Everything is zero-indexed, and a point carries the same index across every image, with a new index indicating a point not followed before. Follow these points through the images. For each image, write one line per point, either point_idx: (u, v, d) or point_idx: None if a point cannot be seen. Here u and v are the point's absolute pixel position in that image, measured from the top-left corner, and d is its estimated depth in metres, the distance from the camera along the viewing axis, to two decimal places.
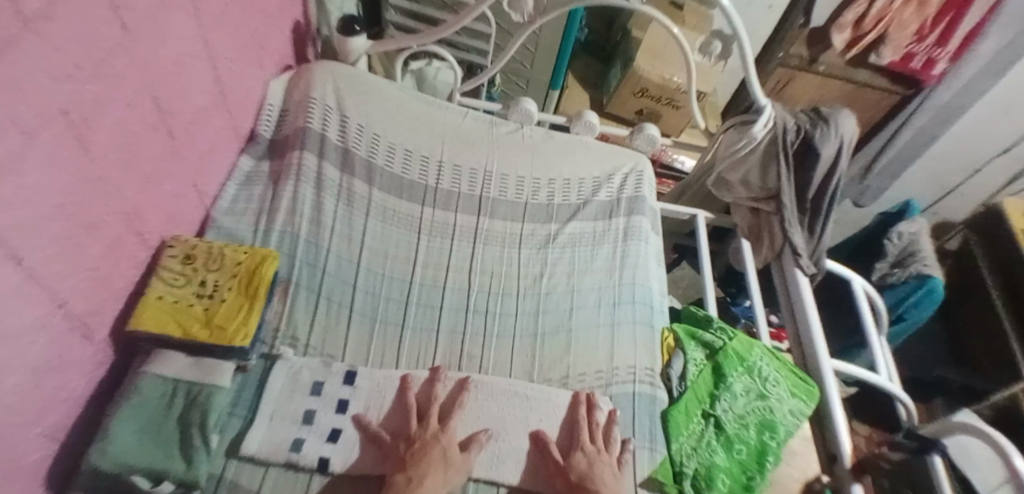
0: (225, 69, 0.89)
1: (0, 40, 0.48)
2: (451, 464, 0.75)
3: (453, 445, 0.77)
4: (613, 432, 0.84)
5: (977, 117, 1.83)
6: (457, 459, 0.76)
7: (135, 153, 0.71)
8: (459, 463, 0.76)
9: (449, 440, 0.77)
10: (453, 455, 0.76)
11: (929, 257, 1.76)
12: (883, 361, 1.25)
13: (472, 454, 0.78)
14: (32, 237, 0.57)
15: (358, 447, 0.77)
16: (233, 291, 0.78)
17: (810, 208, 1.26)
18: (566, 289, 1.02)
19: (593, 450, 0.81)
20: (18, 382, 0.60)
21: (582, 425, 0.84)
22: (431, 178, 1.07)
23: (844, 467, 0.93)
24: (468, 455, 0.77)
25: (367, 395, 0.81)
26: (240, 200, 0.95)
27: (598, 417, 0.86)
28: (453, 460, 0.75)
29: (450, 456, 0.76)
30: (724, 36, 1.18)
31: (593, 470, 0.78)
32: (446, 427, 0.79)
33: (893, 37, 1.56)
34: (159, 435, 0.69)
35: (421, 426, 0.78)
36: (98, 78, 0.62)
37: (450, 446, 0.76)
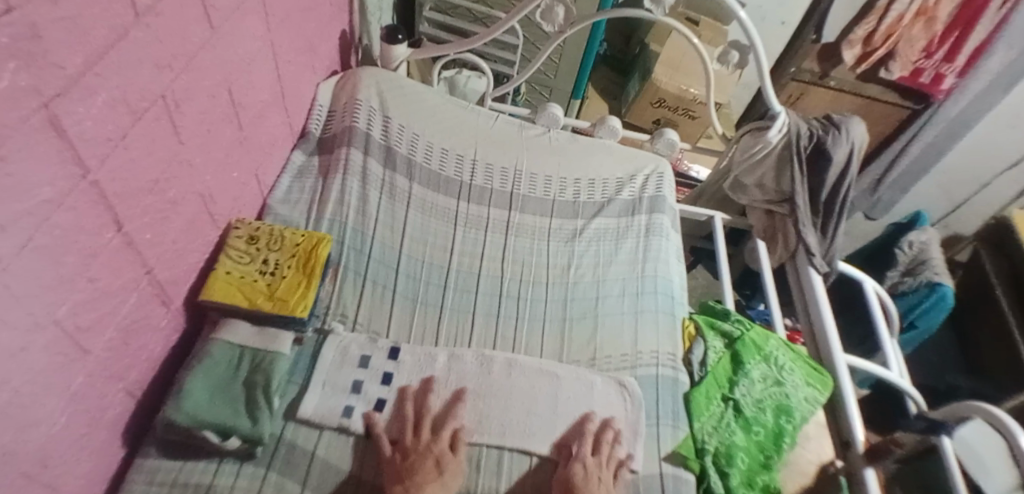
0: (285, 70, 0.98)
1: (118, 29, 0.56)
2: (444, 471, 0.77)
3: (450, 438, 0.81)
4: (615, 450, 0.85)
5: (986, 130, 1.88)
6: (449, 476, 0.77)
7: (212, 140, 0.80)
8: (455, 467, 0.78)
9: (444, 447, 0.80)
10: (445, 464, 0.78)
11: (939, 265, 1.79)
12: (894, 359, 1.29)
13: (459, 452, 0.80)
14: (130, 206, 0.65)
15: (352, 452, 0.80)
16: (292, 269, 0.86)
17: (822, 209, 1.32)
18: (592, 279, 1.08)
19: (594, 466, 0.82)
20: (110, 338, 0.67)
21: (585, 440, 0.85)
22: (466, 175, 1.15)
23: (856, 452, 0.98)
24: (457, 457, 0.80)
25: (407, 369, 0.88)
26: (294, 190, 1.03)
27: (607, 434, 0.86)
28: (446, 462, 0.78)
29: (444, 469, 0.77)
30: (741, 46, 1.24)
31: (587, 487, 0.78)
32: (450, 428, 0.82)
33: (903, 53, 1.63)
34: (227, 395, 0.76)
35: (410, 446, 0.79)
36: (188, 71, 0.70)
37: (443, 454, 0.79)
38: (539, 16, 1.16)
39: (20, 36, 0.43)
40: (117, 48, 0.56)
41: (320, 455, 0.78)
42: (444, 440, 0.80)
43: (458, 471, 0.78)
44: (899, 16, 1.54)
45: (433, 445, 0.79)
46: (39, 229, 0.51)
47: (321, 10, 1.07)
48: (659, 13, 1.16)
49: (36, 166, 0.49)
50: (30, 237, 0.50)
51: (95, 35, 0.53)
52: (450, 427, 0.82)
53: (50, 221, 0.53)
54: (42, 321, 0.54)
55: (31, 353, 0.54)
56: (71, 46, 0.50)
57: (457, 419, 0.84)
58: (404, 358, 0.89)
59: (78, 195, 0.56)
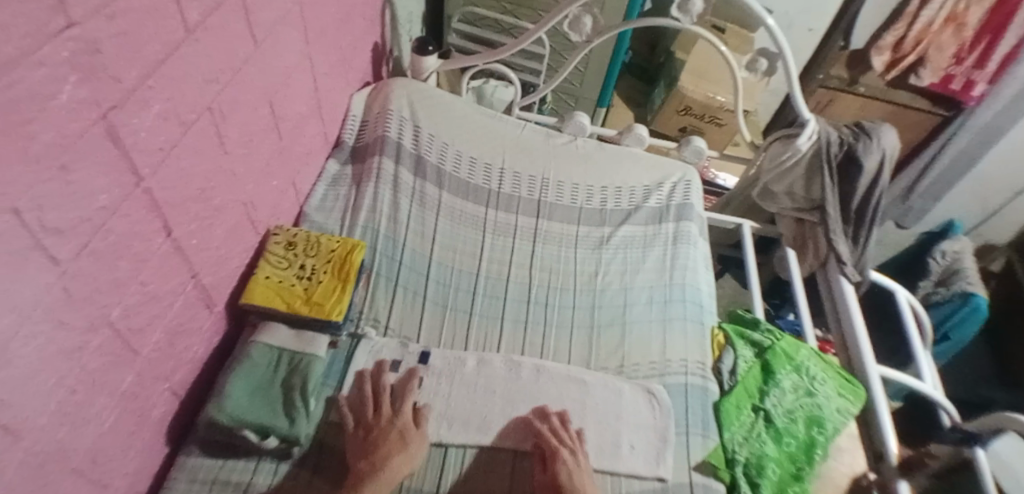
0: (321, 82, 1.02)
1: (170, 44, 0.57)
2: (408, 444, 0.79)
3: (409, 412, 0.83)
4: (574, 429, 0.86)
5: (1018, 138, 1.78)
6: (415, 448, 0.79)
7: (253, 150, 0.82)
8: (418, 436, 0.81)
9: (406, 421, 0.82)
10: (407, 436, 0.80)
11: (973, 276, 1.72)
12: (929, 370, 1.26)
13: (421, 427, 0.82)
14: (180, 213, 0.67)
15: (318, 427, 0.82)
16: (328, 274, 0.88)
17: (854, 218, 1.29)
18: (620, 286, 1.09)
19: (572, 458, 0.81)
20: (158, 340, 0.69)
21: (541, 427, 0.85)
22: (494, 183, 1.16)
23: (889, 464, 0.96)
24: (418, 431, 0.82)
25: (436, 374, 0.89)
26: (329, 198, 1.06)
27: (552, 421, 0.85)
28: (407, 431, 0.81)
29: (407, 442, 0.79)
30: (770, 53, 1.24)
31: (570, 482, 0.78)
32: (405, 404, 0.84)
33: (933, 59, 1.60)
34: (267, 397, 0.79)
35: (376, 421, 0.81)
36: (233, 83, 0.72)
37: (406, 427, 0.81)
38: (567, 26, 1.18)
39: (80, 50, 0.45)
40: (170, 62, 0.58)
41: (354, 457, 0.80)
42: (403, 415, 0.82)
43: (421, 446, 0.80)
44: (928, 22, 1.54)
45: (393, 418, 0.81)
46: (96, 234, 0.53)
47: (355, 23, 1.11)
48: (686, 21, 1.16)
49: (95, 174, 0.50)
50: (88, 242, 0.52)
51: (151, 49, 0.54)
52: (408, 405, 0.84)
53: (106, 227, 0.54)
54: (96, 323, 0.56)
55: (85, 354, 0.55)
56: (129, 60, 0.51)
57: (413, 390, 0.86)
58: (433, 362, 0.90)
59: (132, 202, 0.57)
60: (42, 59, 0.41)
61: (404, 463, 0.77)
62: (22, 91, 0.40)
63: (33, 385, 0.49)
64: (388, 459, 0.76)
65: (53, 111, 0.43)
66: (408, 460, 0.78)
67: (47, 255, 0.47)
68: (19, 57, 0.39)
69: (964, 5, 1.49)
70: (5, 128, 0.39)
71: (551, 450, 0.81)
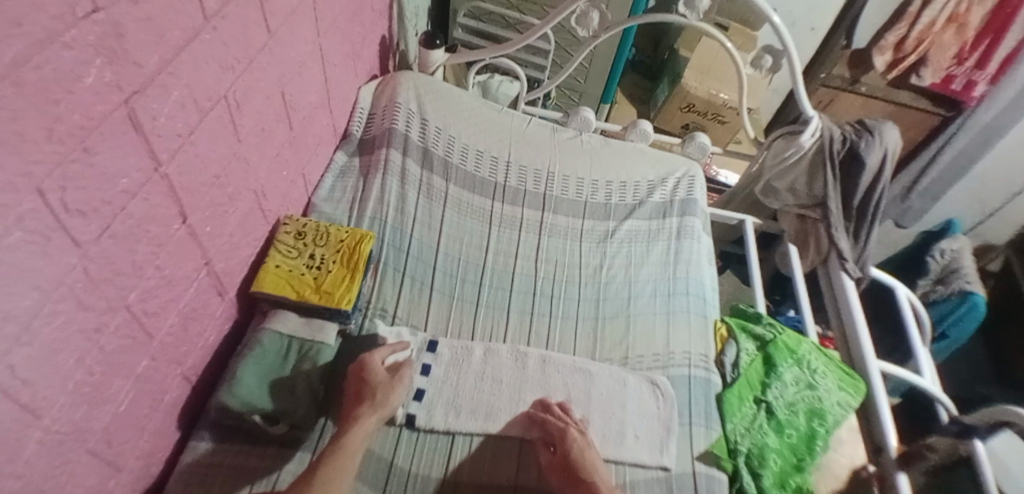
0: (331, 73, 1.02)
1: (189, 32, 0.58)
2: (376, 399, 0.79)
3: (377, 365, 0.82)
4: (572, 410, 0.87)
5: (1014, 142, 1.81)
6: (383, 398, 0.79)
7: (266, 140, 0.83)
8: (391, 384, 0.81)
9: (376, 379, 0.81)
10: (374, 392, 0.79)
11: (972, 274, 1.74)
12: (928, 366, 1.27)
13: (400, 375, 0.83)
14: (196, 199, 0.68)
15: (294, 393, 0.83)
16: (337, 264, 0.89)
17: (855, 215, 1.31)
18: (624, 279, 1.10)
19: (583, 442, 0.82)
20: (172, 324, 0.70)
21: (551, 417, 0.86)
22: (500, 176, 1.17)
23: (889, 457, 0.98)
24: (396, 377, 0.82)
25: (446, 366, 0.90)
26: (337, 190, 1.07)
27: (557, 411, 0.86)
28: (372, 388, 0.80)
29: (375, 398, 0.79)
30: (775, 50, 1.24)
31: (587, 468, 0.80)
32: (366, 357, 0.82)
33: (934, 60, 1.62)
34: (276, 382, 0.79)
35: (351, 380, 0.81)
36: (248, 73, 0.73)
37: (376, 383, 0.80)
38: (574, 21, 1.18)
39: (105, 35, 0.46)
40: (189, 50, 0.58)
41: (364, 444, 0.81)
42: (375, 376, 0.81)
43: (391, 396, 0.80)
44: (930, 21, 1.53)
45: (362, 378, 0.80)
46: (115, 218, 0.53)
47: (365, 15, 1.12)
48: (693, 18, 1.17)
49: (117, 157, 0.51)
50: (107, 225, 0.52)
51: (171, 35, 0.55)
52: (374, 361, 0.82)
53: (125, 211, 0.55)
54: (114, 305, 0.57)
55: (103, 335, 0.56)
56: (151, 45, 0.52)
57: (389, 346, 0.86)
58: (439, 353, 0.91)
59: (151, 187, 0.58)
60: (69, 42, 0.42)
61: (378, 419, 0.78)
62: (48, 72, 0.40)
63: (53, 364, 0.50)
64: (359, 416, 0.77)
65: (77, 93, 0.44)
66: (378, 416, 0.78)
67: (69, 237, 0.48)
68: (47, 39, 0.39)
69: (964, 6, 1.50)
70: (31, 108, 0.40)
71: (561, 430, 0.83)
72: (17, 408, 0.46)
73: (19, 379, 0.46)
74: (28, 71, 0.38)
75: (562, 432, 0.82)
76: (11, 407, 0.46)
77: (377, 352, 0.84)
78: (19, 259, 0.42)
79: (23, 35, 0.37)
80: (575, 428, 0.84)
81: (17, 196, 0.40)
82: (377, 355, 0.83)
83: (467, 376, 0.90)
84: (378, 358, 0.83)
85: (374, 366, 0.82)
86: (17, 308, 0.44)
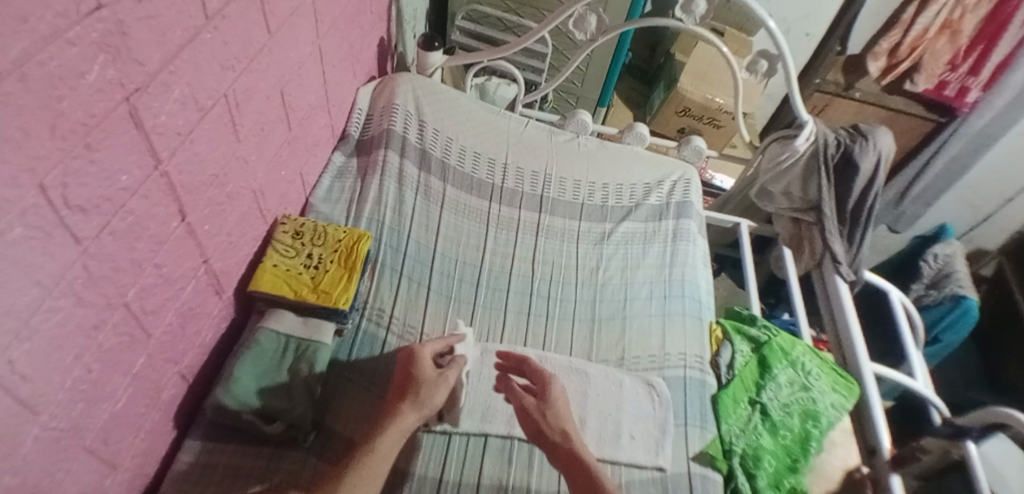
0: (330, 73, 1.03)
1: (190, 31, 0.58)
2: (417, 397, 0.77)
3: (426, 360, 0.81)
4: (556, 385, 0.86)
5: (1006, 148, 1.83)
6: (425, 395, 0.77)
7: (265, 141, 0.84)
8: (436, 381, 0.79)
9: (423, 375, 0.79)
10: (418, 389, 0.77)
11: (964, 279, 1.76)
12: (920, 368, 1.28)
13: (446, 374, 0.80)
14: (195, 198, 0.68)
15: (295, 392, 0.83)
16: (335, 263, 0.89)
17: (849, 218, 1.32)
18: (620, 281, 1.11)
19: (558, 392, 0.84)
20: (170, 322, 0.70)
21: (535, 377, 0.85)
22: (497, 178, 1.18)
23: (882, 459, 0.99)
24: (442, 375, 0.80)
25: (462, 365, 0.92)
26: (334, 190, 1.08)
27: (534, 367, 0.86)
28: (417, 384, 0.78)
29: (418, 396, 0.77)
30: (770, 55, 1.25)
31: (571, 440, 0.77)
32: (415, 349, 0.82)
33: (927, 66, 1.64)
34: (271, 381, 0.79)
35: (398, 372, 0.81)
36: (248, 73, 0.73)
37: (419, 384, 0.78)
38: (572, 24, 1.19)
39: (108, 32, 0.46)
40: (190, 49, 0.59)
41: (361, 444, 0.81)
42: (421, 372, 0.80)
43: (434, 395, 0.78)
44: (923, 29, 1.57)
45: (410, 372, 0.80)
46: (115, 215, 0.53)
47: (364, 18, 1.12)
48: (689, 22, 1.18)
49: (118, 155, 0.51)
50: (107, 222, 0.52)
51: (173, 34, 0.55)
52: (422, 355, 0.82)
53: (126, 208, 0.55)
54: (113, 302, 0.57)
55: (102, 332, 0.56)
56: (153, 43, 0.52)
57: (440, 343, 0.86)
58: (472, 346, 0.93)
59: (150, 184, 0.58)
60: (73, 39, 0.42)
61: (418, 418, 0.75)
62: (52, 69, 0.41)
63: (52, 361, 0.50)
64: (399, 413, 0.74)
65: (80, 90, 0.44)
66: (419, 415, 0.76)
67: (69, 234, 0.48)
68: (52, 35, 0.40)
69: (958, 14, 1.53)
70: (35, 104, 0.40)
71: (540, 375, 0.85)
72: (16, 404, 0.46)
73: (18, 375, 0.46)
74: (33, 66, 0.39)
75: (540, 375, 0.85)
76: (10, 402, 0.46)
77: (426, 345, 0.84)
78: (21, 254, 0.42)
79: (29, 31, 0.37)
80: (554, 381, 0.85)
81: (20, 191, 0.41)
82: (426, 349, 0.83)
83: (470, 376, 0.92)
84: (426, 353, 0.83)
85: (422, 359, 0.81)
86: (18, 303, 0.44)
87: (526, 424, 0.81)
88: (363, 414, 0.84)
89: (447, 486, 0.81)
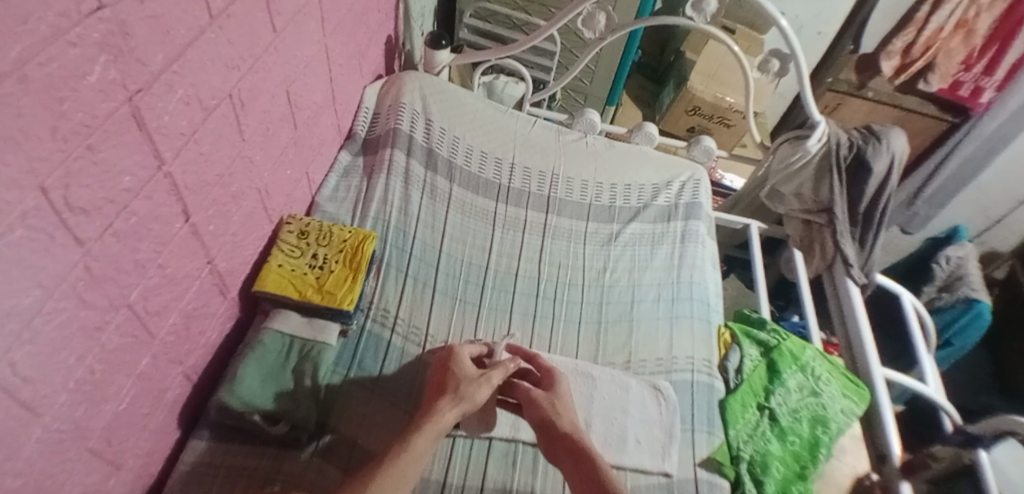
0: (337, 72, 1.02)
1: (194, 31, 0.57)
2: (462, 395, 0.77)
3: (465, 359, 0.84)
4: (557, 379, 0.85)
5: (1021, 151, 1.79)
6: (467, 391, 0.78)
7: (270, 140, 0.83)
8: (476, 379, 0.80)
9: (463, 372, 0.81)
10: (457, 385, 0.78)
11: (977, 282, 1.73)
12: (932, 373, 1.25)
13: (489, 373, 0.81)
14: (199, 198, 0.67)
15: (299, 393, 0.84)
16: (340, 264, 0.89)
17: (861, 221, 1.30)
18: (627, 283, 1.09)
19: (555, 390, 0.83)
20: (174, 322, 0.69)
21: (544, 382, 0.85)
22: (504, 177, 1.17)
23: (892, 466, 0.97)
24: (483, 375, 0.81)
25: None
26: (340, 189, 1.07)
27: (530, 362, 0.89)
28: (456, 380, 0.79)
29: (458, 392, 0.77)
30: (782, 55, 1.23)
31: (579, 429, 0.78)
32: (453, 349, 0.85)
33: (941, 65, 1.62)
34: (276, 378, 0.80)
35: (436, 370, 0.83)
36: (253, 72, 0.72)
37: (458, 382, 0.79)
38: (581, 22, 1.17)
39: (110, 32, 0.45)
40: (193, 50, 0.58)
41: (362, 444, 0.81)
42: (460, 369, 0.81)
43: (476, 392, 0.78)
44: (938, 28, 1.56)
45: (449, 368, 0.81)
46: (118, 216, 0.53)
47: (371, 16, 1.11)
48: (700, 20, 1.16)
49: (121, 156, 0.51)
50: (110, 223, 0.52)
51: (177, 33, 0.55)
52: (462, 355, 0.84)
53: (129, 209, 0.54)
54: (116, 303, 0.56)
55: (105, 333, 0.56)
56: (156, 43, 0.52)
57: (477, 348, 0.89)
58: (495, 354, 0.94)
59: (154, 185, 0.57)
60: (74, 40, 0.42)
61: (458, 414, 0.75)
62: (53, 70, 0.40)
63: (54, 362, 0.50)
64: (439, 409, 0.74)
65: (82, 91, 0.44)
66: (458, 411, 0.76)
67: (71, 235, 0.47)
68: (52, 36, 0.39)
69: (973, 12, 1.52)
70: (36, 106, 0.40)
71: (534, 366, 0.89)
72: (17, 405, 0.46)
73: (19, 376, 0.45)
74: (33, 68, 0.38)
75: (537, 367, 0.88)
76: (12, 404, 0.45)
77: (466, 347, 0.86)
78: (22, 256, 0.42)
79: (28, 32, 0.37)
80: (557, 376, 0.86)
81: (21, 193, 0.40)
82: (465, 350, 0.86)
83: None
84: (465, 351, 0.85)
85: (461, 358, 0.83)
86: (19, 305, 0.43)
87: (530, 412, 0.81)
88: (368, 414, 0.84)
89: (451, 488, 0.80)
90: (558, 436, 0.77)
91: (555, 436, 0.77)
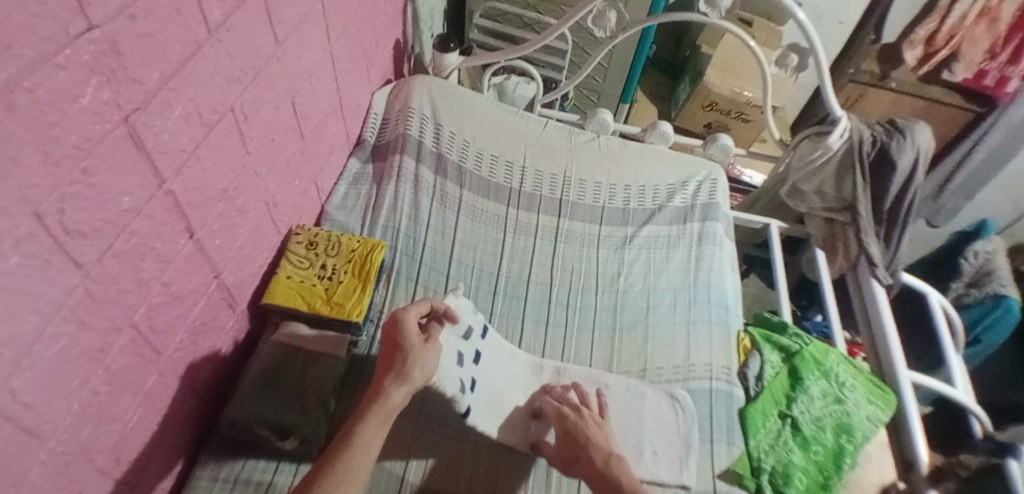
0: (344, 79, 1.01)
1: (189, 47, 0.56)
2: (411, 377, 0.70)
3: (412, 325, 0.75)
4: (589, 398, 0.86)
5: None
6: (412, 363, 0.71)
7: (276, 151, 0.82)
8: (423, 349, 0.73)
9: (409, 342, 0.73)
10: (403, 360, 0.71)
11: (1006, 277, 1.65)
12: (960, 375, 1.20)
13: (433, 341, 0.75)
14: (203, 214, 0.66)
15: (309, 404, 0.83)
16: (348, 274, 0.87)
17: (886, 220, 1.26)
18: (643, 288, 1.07)
19: (585, 415, 0.82)
20: (182, 339, 0.69)
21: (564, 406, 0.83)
22: (515, 181, 1.15)
23: (919, 473, 0.93)
24: (428, 342, 0.74)
25: (488, 354, 0.88)
26: (350, 197, 1.06)
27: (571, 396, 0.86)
28: (404, 354, 0.72)
29: (404, 367, 0.70)
30: (801, 49, 1.18)
31: (592, 432, 0.79)
32: (401, 318, 0.75)
33: (965, 54, 1.54)
34: (282, 393, 0.78)
35: (382, 343, 0.74)
36: (257, 83, 0.72)
37: (407, 354, 0.72)
38: (590, 21, 1.14)
39: (101, 53, 0.44)
40: (189, 68, 0.57)
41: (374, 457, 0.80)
42: (407, 337, 0.73)
43: (423, 364, 0.72)
44: (961, 16, 1.47)
45: (396, 343, 0.73)
46: (118, 237, 0.52)
47: (378, 20, 1.10)
48: (713, 16, 1.12)
49: (119, 176, 0.50)
50: (110, 245, 0.51)
51: (173, 50, 0.54)
52: (408, 320, 0.75)
53: (130, 229, 0.54)
54: (119, 324, 0.56)
55: (109, 355, 0.55)
56: (150, 61, 0.51)
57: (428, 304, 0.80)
58: (489, 343, 0.89)
59: (155, 204, 0.57)
60: (63, 63, 0.41)
61: (406, 394, 0.69)
62: (41, 95, 0.39)
63: (57, 386, 0.49)
64: (383, 391, 0.68)
65: (74, 114, 0.43)
66: (406, 390, 0.69)
67: (69, 258, 0.47)
68: (39, 60, 0.38)
69: None
70: (24, 134, 0.39)
71: (555, 410, 0.83)
72: (20, 432, 0.46)
73: (19, 403, 0.45)
74: (20, 93, 0.37)
75: (559, 413, 0.82)
76: (13, 431, 0.45)
77: (410, 311, 0.76)
78: (17, 284, 0.41)
79: (12, 58, 0.36)
80: (588, 407, 0.84)
81: (14, 220, 0.39)
82: (410, 315, 0.76)
83: (494, 371, 0.88)
84: (411, 317, 0.76)
85: (407, 325, 0.74)
86: (17, 333, 0.43)
87: (557, 422, 0.82)
88: None
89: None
90: (578, 459, 0.77)
91: (576, 452, 0.78)
